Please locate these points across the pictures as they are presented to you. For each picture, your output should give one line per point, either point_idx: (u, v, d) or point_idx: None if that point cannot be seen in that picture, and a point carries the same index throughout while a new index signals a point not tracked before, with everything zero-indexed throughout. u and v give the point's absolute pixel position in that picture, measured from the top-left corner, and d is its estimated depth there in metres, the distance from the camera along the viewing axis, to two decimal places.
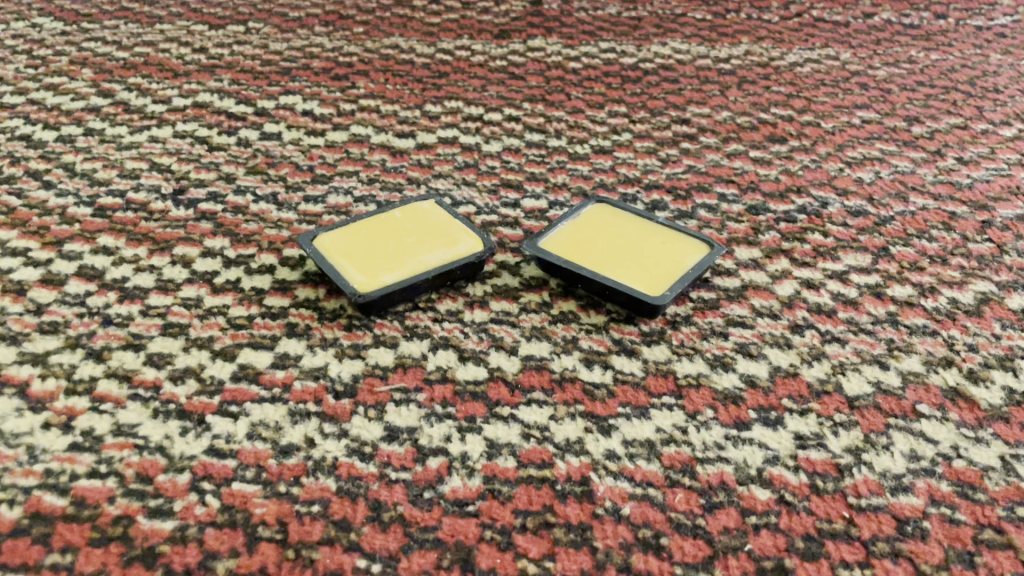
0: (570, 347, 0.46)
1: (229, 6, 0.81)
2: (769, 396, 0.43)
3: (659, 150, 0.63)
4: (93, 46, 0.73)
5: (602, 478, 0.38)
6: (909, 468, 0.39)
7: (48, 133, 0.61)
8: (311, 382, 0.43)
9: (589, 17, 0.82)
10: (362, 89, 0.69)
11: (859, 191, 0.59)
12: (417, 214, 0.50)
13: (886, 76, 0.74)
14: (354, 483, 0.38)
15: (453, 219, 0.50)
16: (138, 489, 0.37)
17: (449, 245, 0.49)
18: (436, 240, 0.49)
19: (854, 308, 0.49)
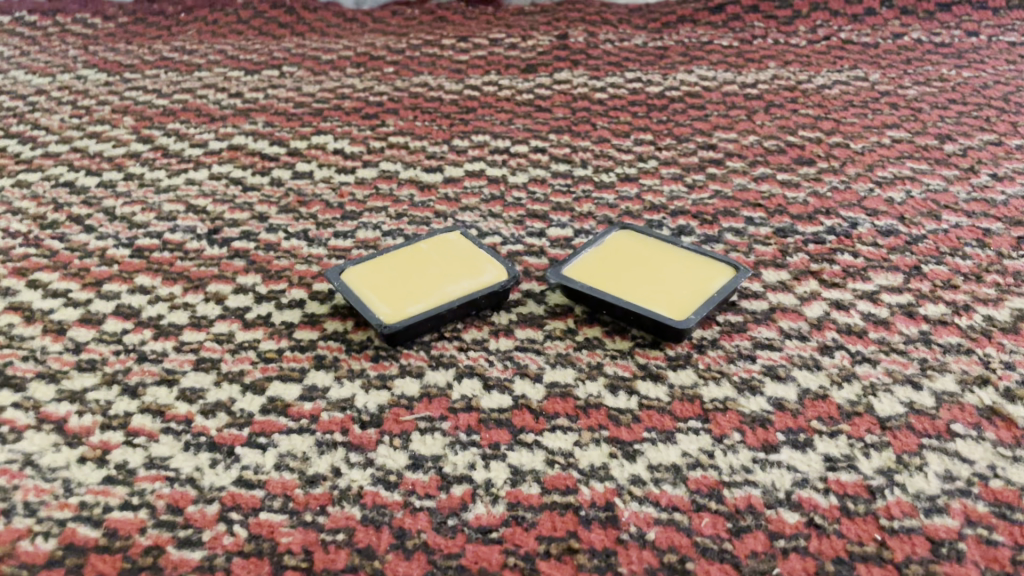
0: (595, 373, 0.46)
1: (264, 52, 0.84)
2: (798, 418, 0.42)
3: (685, 176, 0.63)
4: (135, 95, 0.76)
5: (627, 503, 0.38)
6: (944, 489, 0.39)
7: (91, 179, 0.64)
8: (338, 412, 0.43)
9: (615, 49, 0.83)
10: (391, 127, 0.71)
11: (890, 210, 0.58)
12: (442, 245, 0.51)
13: (917, 95, 0.73)
14: (379, 511, 0.38)
15: (478, 249, 0.51)
16: (168, 520, 0.38)
17: (475, 274, 0.49)
18: (461, 270, 0.49)
19: (885, 328, 0.48)
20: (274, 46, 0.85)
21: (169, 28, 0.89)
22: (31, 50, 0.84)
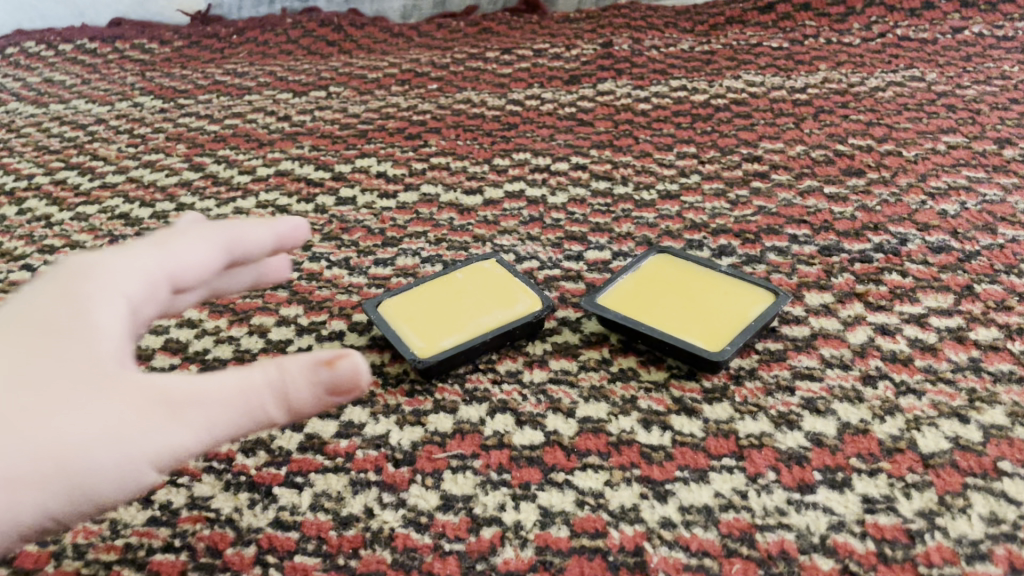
0: (628, 408, 0.45)
1: (312, 72, 0.85)
2: (836, 455, 0.42)
3: (729, 192, 0.62)
4: (188, 121, 0.78)
5: (656, 548, 0.38)
6: (988, 534, 0.37)
7: (144, 210, 0.66)
8: (372, 450, 0.44)
9: (660, 55, 0.82)
10: (433, 147, 0.71)
11: (942, 224, 0.57)
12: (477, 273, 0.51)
13: (976, 96, 0.71)
14: (409, 555, 0.39)
15: (513, 277, 0.51)
16: (208, 563, 0.39)
17: (508, 303, 0.49)
18: (495, 299, 0.50)
19: (932, 355, 0.47)
20: (322, 65, 0.86)
21: (221, 51, 0.90)
22: (91, 78, 0.87)
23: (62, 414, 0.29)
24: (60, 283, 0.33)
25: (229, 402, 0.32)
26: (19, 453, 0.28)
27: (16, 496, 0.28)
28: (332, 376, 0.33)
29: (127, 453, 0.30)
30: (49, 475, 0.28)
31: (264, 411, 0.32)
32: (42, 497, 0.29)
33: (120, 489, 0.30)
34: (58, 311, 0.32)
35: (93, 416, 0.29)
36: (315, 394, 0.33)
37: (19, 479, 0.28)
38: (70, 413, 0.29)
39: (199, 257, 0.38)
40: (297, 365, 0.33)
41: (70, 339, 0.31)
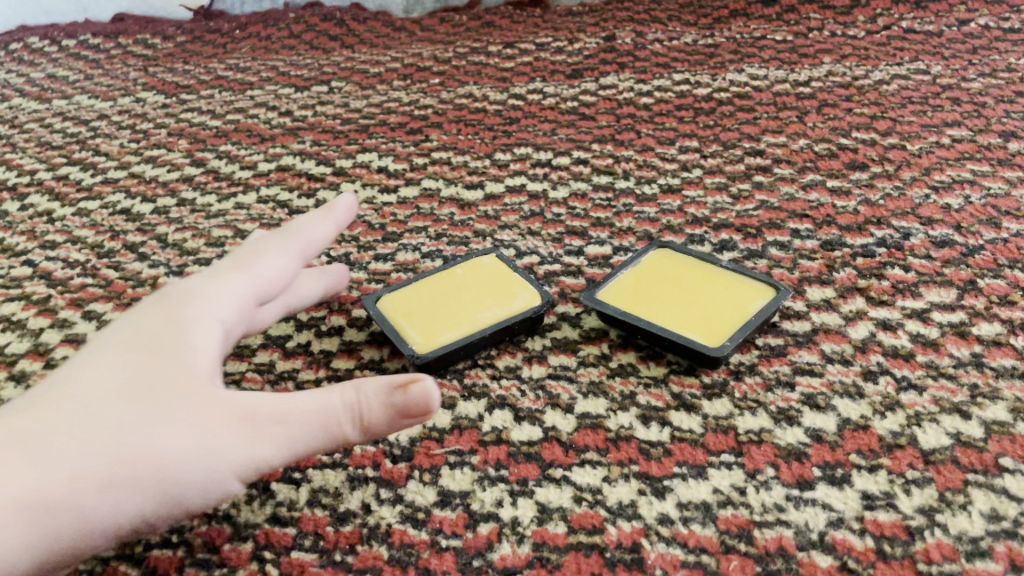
0: (627, 404, 0.45)
1: (315, 67, 0.85)
2: (836, 451, 0.41)
3: (731, 186, 0.62)
4: (190, 116, 0.78)
5: (654, 544, 0.38)
6: (988, 530, 0.37)
7: (145, 205, 0.66)
8: (370, 445, 0.44)
9: (664, 48, 0.81)
10: (434, 142, 0.71)
11: (945, 218, 0.56)
12: (477, 269, 0.51)
13: (982, 88, 0.70)
14: (405, 551, 0.38)
15: (513, 272, 0.51)
16: (205, 559, 0.39)
17: (508, 299, 0.49)
18: (494, 295, 0.49)
19: (934, 351, 0.47)
20: (324, 60, 0.86)
21: (224, 46, 0.90)
22: (94, 73, 0.87)
23: (166, 427, 0.33)
24: (167, 304, 0.37)
25: (309, 420, 0.35)
26: (130, 461, 0.33)
27: (130, 496, 0.33)
28: (405, 400, 0.36)
29: (216, 464, 0.34)
30: (156, 480, 0.33)
31: (341, 428, 0.36)
32: (151, 497, 0.33)
33: (217, 491, 0.35)
34: (165, 332, 0.36)
35: (190, 429, 0.33)
36: (388, 416, 0.36)
37: (127, 481, 0.33)
38: (171, 425, 0.33)
39: (279, 272, 0.41)
40: (372, 388, 0.36)
41: (172, 359, 0.35)
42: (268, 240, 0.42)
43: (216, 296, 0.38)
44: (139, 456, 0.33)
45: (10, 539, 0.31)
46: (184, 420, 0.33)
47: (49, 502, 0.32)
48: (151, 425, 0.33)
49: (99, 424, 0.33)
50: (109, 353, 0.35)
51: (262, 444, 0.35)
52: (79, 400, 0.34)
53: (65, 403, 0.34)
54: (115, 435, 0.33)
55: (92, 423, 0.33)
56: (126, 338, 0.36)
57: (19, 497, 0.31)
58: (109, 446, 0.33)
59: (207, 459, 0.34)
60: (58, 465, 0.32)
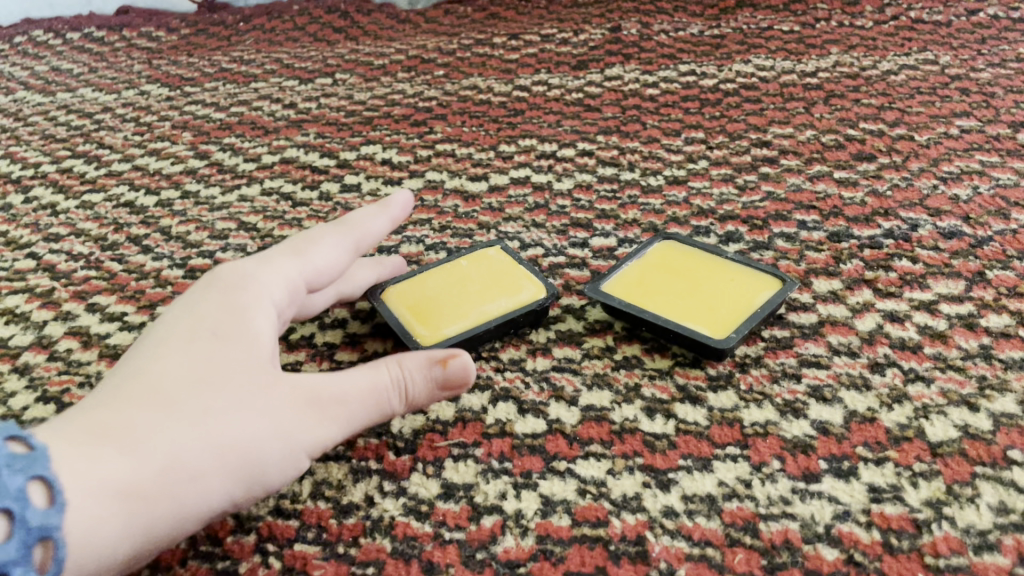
0: (632, 396, 0.45)
1: (319, 59, 0.85)
2: (842, 443, 0.41)
3: (737, 177, 0.61)
4: (194, 109, 0.78)
5: (658, 537, 0.37)
6: (997, 523, 0.37)
7: (149, 198, 0.66)
8: (373, 438, 0.43)
9: (670, 39, 0.81)
10: (439, 134, 0.70)
11: (953, 209, 0.56)
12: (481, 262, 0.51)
13: (990, 79, 0.70)
14: (409, 543, 0.38)
15: (518, 265, 0.51)
16: (207, 551, 0.39)
17: (513, 291, 0.49)
18: (499, 288, 0.49)
19: (942, 342, 0.46)
20: (328, 52, 0.86)
21: (228, 38, 0.90)
22: (98, 66, 0.87)
23: (246, 414, 0.35)
24: (219, 292, 0.38)
25: (365, 400, 0.39)
26: (220, 448, 0.34)
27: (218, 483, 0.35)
28: (444, 373, 0.40)
29: (291, 445, 0.37)
30: (242, 464, 0.35)
31: (390, 405, 0.40)
32: (236, 481, 0.35)
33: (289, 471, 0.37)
34: (227, 320, 0.37)
35: (268, 413, 0.36)
36: (429, 389, 0.40)
37: (217, 467, 0.35)
38: (252, 412, 0.35)
39: (330, 260, 0.44)
40: (413, 363, 0.40)
41: (242, 348, 0.37)
42: (322, 229, 0.45)
43: (268, 283, 0.40)
44: (228, 442, 0.35)
45: (112, 537, 0.32)
46: (262, 407, 0.36)
47: (147, 494, 0.33)
48: (234, 413, 0.35)
49: (183, 416, 0.34)
50: (172, 344, 0.36)
51: (325, 423, 0.38)
52: (157, 392, 0.35)
53: (142, 396, 0.34)
54: (202, 425, 0.34)
55: (180, 414, 0.34)
56: (187, 327, 0.37)
57: (118, 491, 0.32)
58: (202, 438, 0.34)
59: (284, 441, 0.36)
60: (152, 458, 0.33)
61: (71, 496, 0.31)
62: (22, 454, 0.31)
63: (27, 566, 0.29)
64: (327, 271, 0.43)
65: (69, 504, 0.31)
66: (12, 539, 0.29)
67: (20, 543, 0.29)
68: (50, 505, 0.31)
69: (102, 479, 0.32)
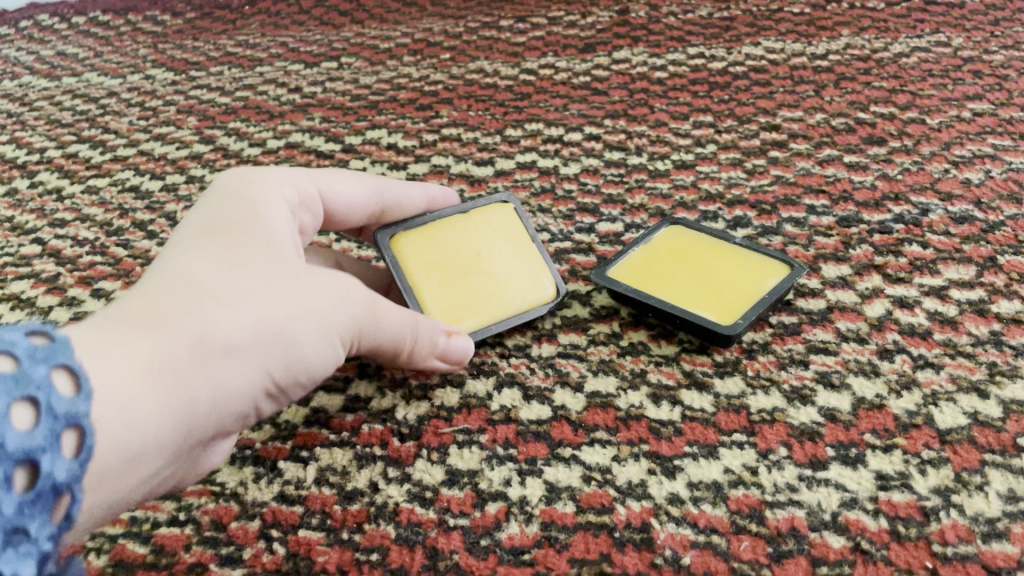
0: (637, 382, 0.44)
1: (324, 43, 0.84)
2: (850, 430, 0.41)
3: (745, 161, 0.61)
4: (199, 94, 0.77)
5: (663, 524, 0.37)
6: (1006, 512, 0.37)
7: (155, 183, 0.65)
8: (378, 425, 0.43)
9: (678, 22, 0.80)
10: (445, 118, 0.70)
11: (965, 193, 0.55)
12: (502, 238, 0.50)
13: (1004, 61, 0.69)
14: (413, 530, 0.38)
15: (532, 244, 0.51)
16: (212, 537, 0.38)
17: (532, 286, 0.49)
18: (519, 275, 0.49)
19: (952, 329, 0.46)
20: (334, 36, 0.85)
21: (234, 22, 0.89)
22: (103, 50, 0.86)
23: (271, 296, 0.36)
24: (234, 200, 0.40)
25: (395, 317, 0.40)
26: (248, 323, 0.35)
27: (250, 359, 0.36)
28: (448, 346, 0.43)
29: (323, 330, 0.38)
30: (269, 341, 0.36)
31: (416, 337, 0.41)
32: (263, 361, 0.36)
33: (320, 357, 0.38)
34: (243, 221, 0.39)
35: (295, 295, 0.37)
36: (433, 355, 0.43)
37: (247, 342, 0.35)
38: (278, 294, 0.37)
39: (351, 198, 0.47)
40: (428, 330, 0.42)
41: (259, 244, 0.38)
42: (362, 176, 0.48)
43: (287, 197, 0.42)
44: (255, 320, 0.36)
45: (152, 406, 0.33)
46: (285, 289, 0.37)
47: (180, 365, 0.33)
48: (261, 295, 0.36)
49: (210, 298, 0.35)
50: (193, 244, 0.38)
51: (351, 308, 0.39)
52: (180, 280, 0.36)
53: (165, 286, 0.35)
54: (226, 304, 0.35)
55: (206, 296, 0.35)
56: (207, 230, 0.39)
57: (146, 364, 0.33)
58: (230, 312, 0.35)
59: (315, 324, 0.37)
60: (183, 331, 0.34)
61: (99, 366, 0.31)
62: (39, 345, 0.30)
63: (57, 453, 0.28)
64: (347, 207, 0.47)
65: (98, 373, 0.31)
66: (39, 427, 0.28)
67: (49, 431, 0.28)
68: (76, 392, 0.30)
69: (128, 353, 0.32)
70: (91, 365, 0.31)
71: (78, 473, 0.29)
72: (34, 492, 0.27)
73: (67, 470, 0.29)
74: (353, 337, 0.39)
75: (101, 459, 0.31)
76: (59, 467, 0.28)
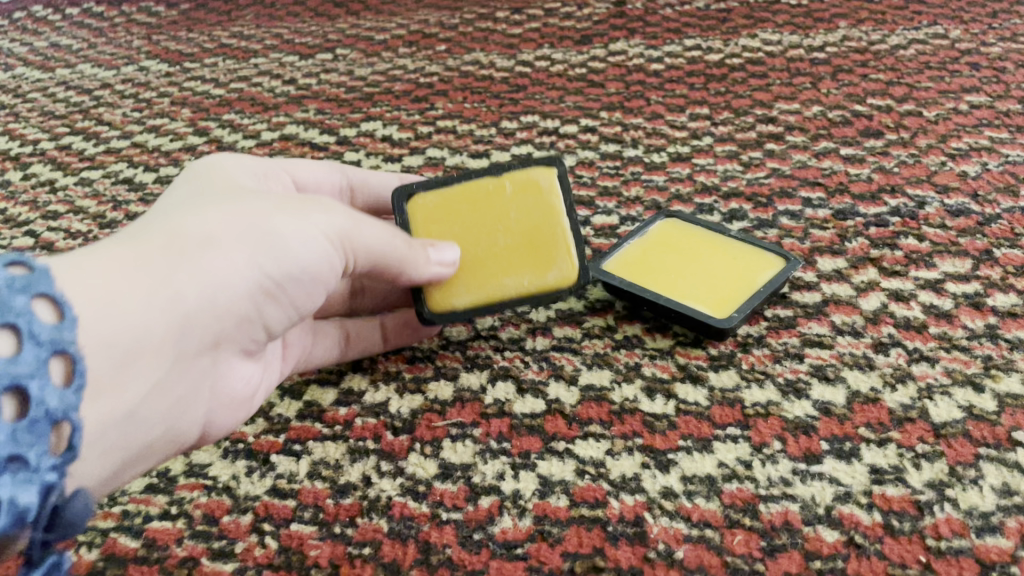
0: (631, 375, 0.44)
1: (319, 34, 0.84)
2: (845, 424, 0.41)
3: (742, 154, 0.60)
4: (193, 85, 0.77)
5: (657, 519, 0.37)
6: (1000, 506, 0.36)
7: (148, 175, 0.65)
8: (371, 418, 0.43)
9: (675, 13, 0.79)
10: (440, 110, 0.70)
11: (962, 186, 0.55)
12: (528, 209, 0.46)
13: (1002, 53, 0.69)
14: (405, 524, 0.38)
15: (559, 223, 0.46)
16: (204, 531, 0.38)
17: (542, 268, 0.46)
18: (532, 254, 0.46)
19: (947, 322, 0.46)
20: (329, 27, 0.85)
21: (229, 13, 0.89)
22: (97, 42, 0.86)
23: (247, 203, 0.38)
24: (214, 164, 0.44)
25: (384, 228, 0.41)
26: (223, 220, 0.37)
27: (234, 249, 0.37)
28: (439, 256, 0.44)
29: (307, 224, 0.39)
30: (251, 233, 0.37)
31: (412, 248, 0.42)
32: (251, 253, 0.37)
33: (312, 257, 0.39)
34: (220, 176, 0.42)
35: (271, 201, 0.39)
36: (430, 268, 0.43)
37: (229, 234, 0.37)
38: (254, 201, 0.38)
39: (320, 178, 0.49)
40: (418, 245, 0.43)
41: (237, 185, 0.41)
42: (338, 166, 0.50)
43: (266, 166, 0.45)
44: (233, 218, 0.37)
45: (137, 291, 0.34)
46: (263, 200, 0.39)
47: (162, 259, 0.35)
48: (236, 203, 0.38)
49: (188, 213, 0.37)
50: (178, 194, 0.41)
51: (331, 209, 0.40)
52: (163, 213, 0.38)
53: (150, 218, 0.38)
54: (201, 213, 0.37)
55: (184, 213, 0.37)
56: (189, 185, 0.42)
57: (130, 266, 0.34)
58: (206, 215, 0.37)
59: (295, 218, 0.38)
60: (161, 235, 0.36)
61: (80, 270, 0.33)
62: (17, 276, 0.31)
63: (46, 380, 0.30)
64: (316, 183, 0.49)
65: (79, 277, 0.33)
66: (23, 353, 0.30)
67: (34, 358, 0.30)
68: (58, 320, 0.31)
69: (109, 257, 0.34)
70: (70, 271, 0.33)
71: (71, 400, 0.31)
72: (26, 419, 0.29)
73: (60, 397, 0.31)
74: (344, 240, 0.40)
75: (93, 361, 0.32)
76: (50, 393, 0.30)
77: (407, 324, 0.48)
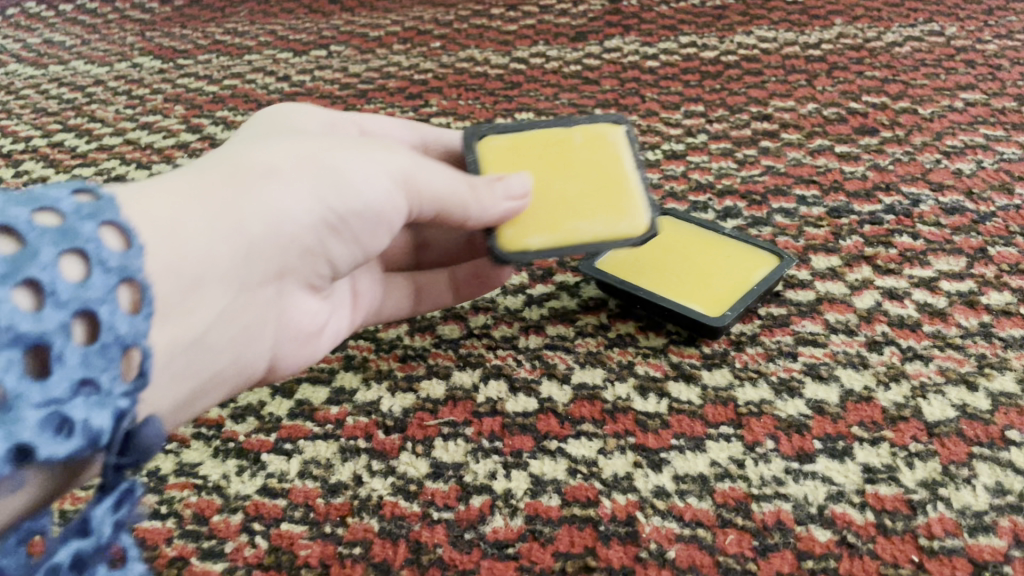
0: (624, 374, 0.44)
1: (313, 31, 0.83)
2: (838, 423, 0.40)
3: (736, 151, 0.60)
4: (187, 82, 0.76)
5: (649, 518, 0.37)
6: (993, 505, 0.36)
7: (141, 172, 0.65)
8: (363, 417, 0.43)
9: (670, 10, 0.79)
10: (434, 107, 0.69)
11: (957, 184, 0.55)
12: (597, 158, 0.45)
13: (997, 51, 0.69)
14: (396, 523, 0.38)
15: (630, 174, 0.45)
16: (193, 530, 0.38)
17: (614, 211, 0.43)
18: (603, 198, 0.44)
19: (941, 320, 0.45)
20: (323, 24, 0.84)
21: (223, 9, 0.89)
22: (91, 38, 0.85)
23: (305, 143, 0.39)
24: (259, 120, 0.44)
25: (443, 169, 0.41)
26: (284, 155, 0.37)
27: (297, 182, 0.37)
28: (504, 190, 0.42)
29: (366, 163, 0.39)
30: (313, 169, 0.38)
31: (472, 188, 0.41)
32: (314, 188, 0.37)
33: (374, 195, 0.39)
34: (267, 128, 0.43)
35: (328, 142, 0.39)
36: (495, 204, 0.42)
37: (291, 168, 0.37)
38: (310, 142, 0.39)
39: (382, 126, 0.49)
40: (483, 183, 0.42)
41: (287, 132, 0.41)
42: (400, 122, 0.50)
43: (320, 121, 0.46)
44: (295, 154, 0.38)
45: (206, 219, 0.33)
46: (319, 139, 0.39)
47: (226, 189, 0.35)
48: (293, 141, 0.39)
49: (244, 151, 0.37)
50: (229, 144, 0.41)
51: (388, 150, 0.40)
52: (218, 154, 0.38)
53: (208, 157, 0.38)
54: (260, 150, 0.37)
55: (241, 151, 0.37)
56: (238, 138, 0.42)
57: (195, 193, 0.34)
58: (266, 152, 0.37)
59: (354, 156, 0.39)
60: (223, 167, 0.36)
61: (145, 196, 0.32)
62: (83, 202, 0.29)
63: (115, 306, 0.28)
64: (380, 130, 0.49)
65: (145, 203, 0.32)
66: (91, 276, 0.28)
67: (102, 282, 0.28)
68: (125, 247, 0.29)
69: (175, 184, 0.34)
70: (135, 196, 0.32)
71: (142, 327, 0.29)
72: (97, 342, 0.27)
73: (129, 324, 0.29)
74: (406, 180, 0.40)
75: (164, 286, 0.31)
76: (120, 320, 0.28)
77: (475, 274, 0.49)
